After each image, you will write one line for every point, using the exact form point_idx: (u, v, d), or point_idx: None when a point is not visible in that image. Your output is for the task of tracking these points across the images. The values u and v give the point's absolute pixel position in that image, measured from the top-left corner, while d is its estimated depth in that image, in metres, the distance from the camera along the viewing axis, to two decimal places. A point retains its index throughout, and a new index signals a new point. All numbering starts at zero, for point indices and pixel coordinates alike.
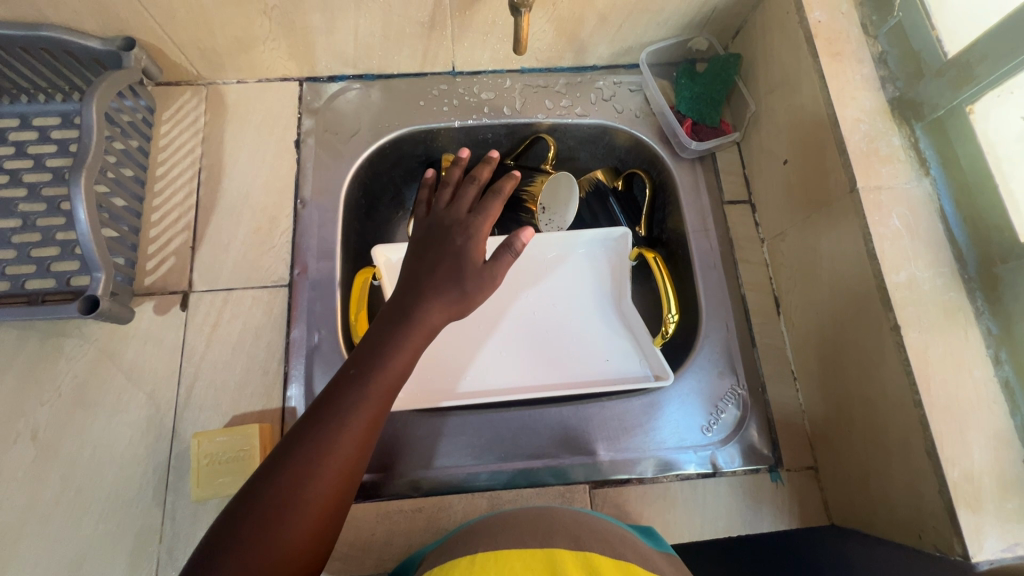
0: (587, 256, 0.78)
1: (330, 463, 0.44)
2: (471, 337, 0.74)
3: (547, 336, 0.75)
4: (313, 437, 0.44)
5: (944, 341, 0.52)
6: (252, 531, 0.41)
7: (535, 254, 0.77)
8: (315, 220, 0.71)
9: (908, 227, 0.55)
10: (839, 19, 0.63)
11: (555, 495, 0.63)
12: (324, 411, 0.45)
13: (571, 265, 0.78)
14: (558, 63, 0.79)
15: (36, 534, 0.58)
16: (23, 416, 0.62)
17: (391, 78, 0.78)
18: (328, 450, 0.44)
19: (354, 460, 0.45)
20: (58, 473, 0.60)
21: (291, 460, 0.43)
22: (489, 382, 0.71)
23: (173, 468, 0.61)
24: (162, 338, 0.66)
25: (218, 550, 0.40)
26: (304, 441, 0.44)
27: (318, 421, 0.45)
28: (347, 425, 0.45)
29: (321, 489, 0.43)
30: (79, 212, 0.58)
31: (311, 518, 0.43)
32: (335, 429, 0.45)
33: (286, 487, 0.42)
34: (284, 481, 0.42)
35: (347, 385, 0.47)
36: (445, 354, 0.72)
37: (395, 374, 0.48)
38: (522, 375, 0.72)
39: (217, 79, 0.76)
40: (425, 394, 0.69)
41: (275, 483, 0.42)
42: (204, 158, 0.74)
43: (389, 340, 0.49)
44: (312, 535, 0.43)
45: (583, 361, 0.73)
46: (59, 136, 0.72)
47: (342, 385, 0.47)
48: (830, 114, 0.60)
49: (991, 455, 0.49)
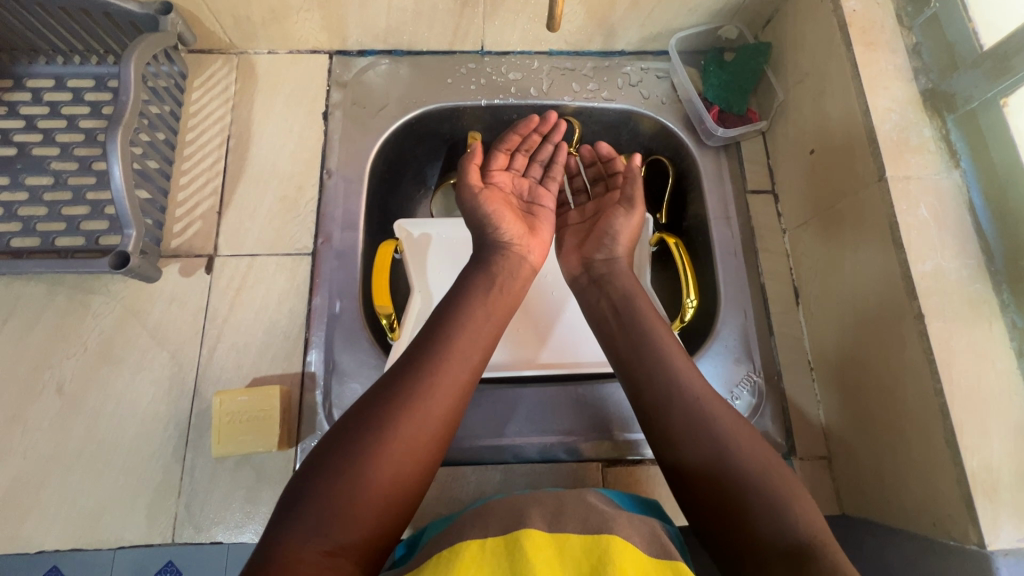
0: None
1: (407, 426, 0.47)
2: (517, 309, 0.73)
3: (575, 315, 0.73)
4: (390, 402, 0.47)
5: (968, 333, 0.52)
6: (334, 483, 0.43)
7: None
8: (340, 191, 0.72)
9: (936, 218, 0.55)
10: (874, 10, 0.63)
11: (567, 472, 0.64)
12: (401, 380, 0.49)
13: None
14: (587, 47, 0.79)
15: (59, 483, 0.60)
16: (50, 369, 0.63)
17: (420, 56, 0.78)
18: (406, 412, 0.47)
19: (430, 431, 0.48)
20: (81, 425, 0.62)
21: (372, 421, 0.46)
22: (533, 355, 0.71)
23: (194, 425, 0.62)
24: (186, 300, 0.67)
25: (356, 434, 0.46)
26: (425, 352, 0.51)
27: (395, 389, 0.48)
28: (443, 367, 0.50)
29: (399, 450, 0.46)
30: (115, 170, 0.59)
31: (387, 476, 0.45)
32: (412, 393, 0.48)
33: (404, 397, 0.48)
34: (365, 438, 0.45)
35: (421, 359, 0.51)
36: None
37: (473, 337, 0.54)
38: (537, 353, 0.71)
39: (249, 48, 0.77)
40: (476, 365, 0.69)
41: (368, 423, 0.46)
42: (233, 126, 0.74)
43: (458, 320, 0.54)
44: (388, 496, 0.45)
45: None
46: (93, 98, 0.73)
47: (416, 357, 0.51)
48: (861, 103, 0.60)
49: (1010, 448, 0.49)
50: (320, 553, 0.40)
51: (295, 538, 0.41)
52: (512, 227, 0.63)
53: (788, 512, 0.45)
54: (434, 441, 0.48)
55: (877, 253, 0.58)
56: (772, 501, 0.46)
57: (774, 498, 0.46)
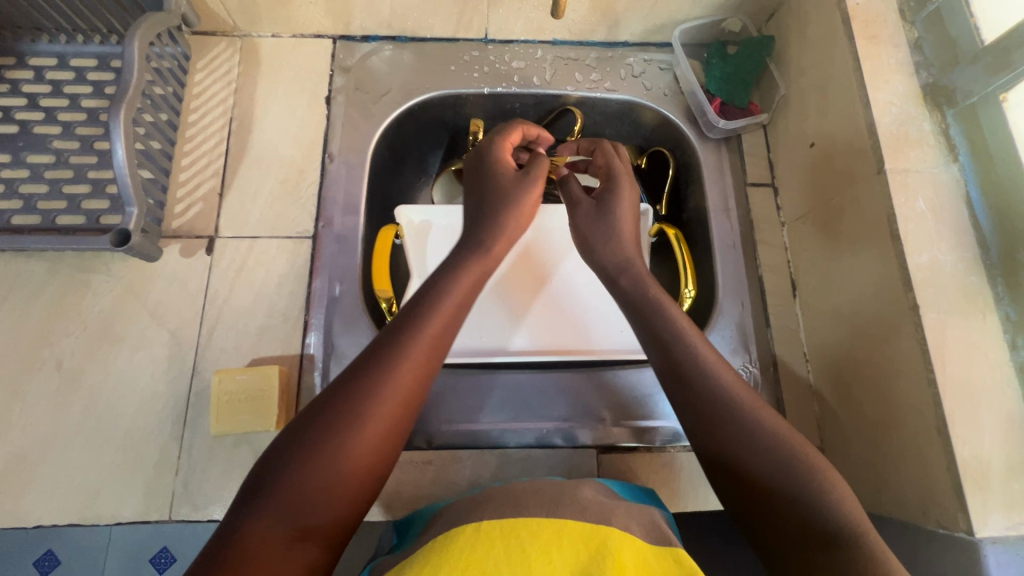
0: None
1: (387, 401, 0.42)
2: (511, 292, 0.74)
3: (571, 302, 0.74)
4: (369, 374, 0.42)
5: (963, 324, 0.52)
6: (304, 464, 0.39)
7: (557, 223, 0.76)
8: (342, 175, 0.72)
9: (933, 211, 0.56)
10: (877, 3, 0.63)
11: (563, 457, 0.64)
12: (384, 351, 0.43)
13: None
14: (591, 37, 0.80)
15: (57, 458, 0.60)
16: (49, 346, 0.63)
17: (423, 42, 0.78)
18: (388, 387, 0.42)
19: (409, 409, 0.43)
20: (79, 402, 0.62)
21: (348, 399, 0.41)
22: (523, 337, 0.72)
23: (192, 405, 0.63)
24: (187, 280, 0.67)
25: (328, 411, 0.41)
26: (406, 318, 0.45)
27: (375, 359, 0.43)
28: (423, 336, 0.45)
29: (378, 428, 0.41)
30: (118, 148, 0.59)
31: (365, 455, 0.40)
32: (391, 365, 0.43)
33: (383, 368, 0.42)
34: (339, 417, 0.40)
35: (405, 324, 0.45)
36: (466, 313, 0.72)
37: (458, 304, 0.48)
38: (537, 340, 0.73)
39: (252, 31, 0.77)
40: (473, 351, 0.70)
41: (343, 398, 0.41)
42: (236, 109, 0.75)
43: (443, 286, 0.48)
44: (365, 478, 0.40)
45: (596, 330, 0.73)
46: (95, 78, 0.73)
47: (400, 324, 0.45)
48: (862, 96, 0.60)
49: (1001, 438, 0.49)
50: (287, 536, 0.37)
51: (261, 522, 0.37)
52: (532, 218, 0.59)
53: (816, 499, 0.40)
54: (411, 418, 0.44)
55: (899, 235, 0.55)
56: (796, 486, 0.41)
57: (799, 478, 0.41)
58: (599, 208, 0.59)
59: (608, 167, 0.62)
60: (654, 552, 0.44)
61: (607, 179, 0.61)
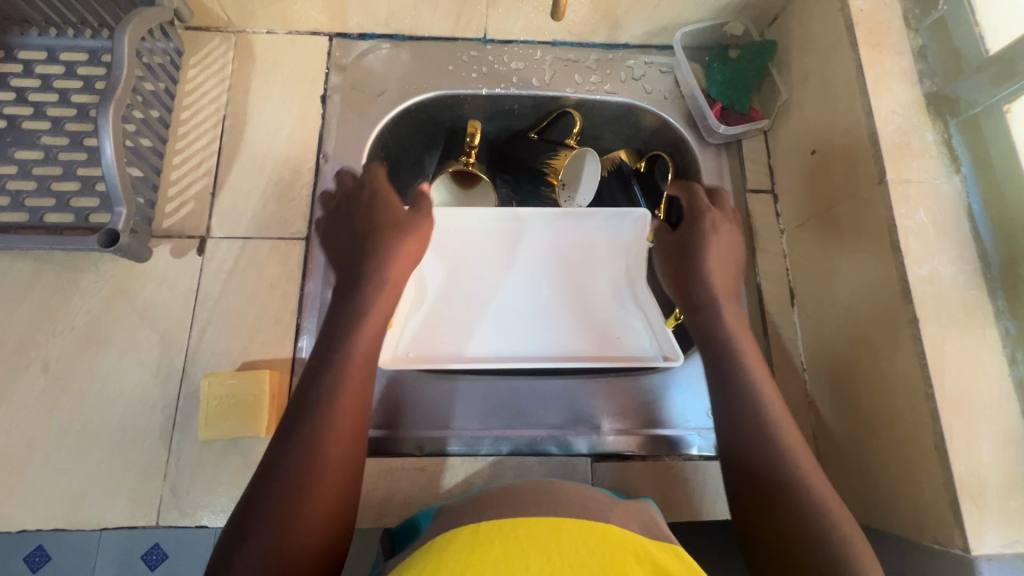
0: (605, 235, 0.76)
1: (326, 454, 0.46)
2: (503, 298, 0.74)
3: (564, 310, 0.74)
4: (301, 435, 0.46)
5: (961, 338, 0.52)
6: (260, 539, 0.42)
7: (551, 229, 0.76)
8: (336, 175, 0.71)
9: (934, 223, 0.55)
10: (881, 10, 0.62)
11: (557, 466, 0.63)
12: (304, 421, 0.47)
13: (591, 241, 0.76)
14: (591, 38, 0.79)
15: (43, 462, 0.59)
16: (35, 346, 0.62)
17: (421, 41, 0.77)
18: (322, 442, 0.46)
19: (343, 461, 0.47)
20: (66, 405, 0.61)
21: (281, 471, 0.45)
22: (486, 348, 0.71)
23: (182, 409, 0.62)
24: (177, 281, 0.66)
25: (267, 485, 0.44)
26: (315, 382, 0.49)
27: (297, 425, 0.47)
28: (337, 392, 0.49)
29: (325, 479, 0.45)
30: (106, 146, 0.58)
31: (314, 515, 0.44)
32: (315, 428, 0.46)
33: (309, 436, 0.46)
34: (282, 487, 0.44)
35: (319, 391, 0.49)
36: (446, 313, 0.72)
37: (362, 355, 0.52)
38: (527, 343, 0.72)
39: (246, 28, 0.75)
40: (436, 355, 0.69)
41: (280, 470, 0.44)
42: (229, 106, 0.73)
43: (344, 341, 0.52)
44: (321, 534, 0.43)
45: (592, 336, 0.72)
46: (86, 72, 0.72)
47: (314, 386, 0.49)
48: (864, 105, 0.60)
49: (998, 453, 0.49)
50: None
51: None
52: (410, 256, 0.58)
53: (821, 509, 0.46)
54: (348, 466, 0.47)
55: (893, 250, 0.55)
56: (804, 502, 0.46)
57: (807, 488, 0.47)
58: (683, 245, 0.63)
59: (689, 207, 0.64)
60: (650, 543, 0.43)
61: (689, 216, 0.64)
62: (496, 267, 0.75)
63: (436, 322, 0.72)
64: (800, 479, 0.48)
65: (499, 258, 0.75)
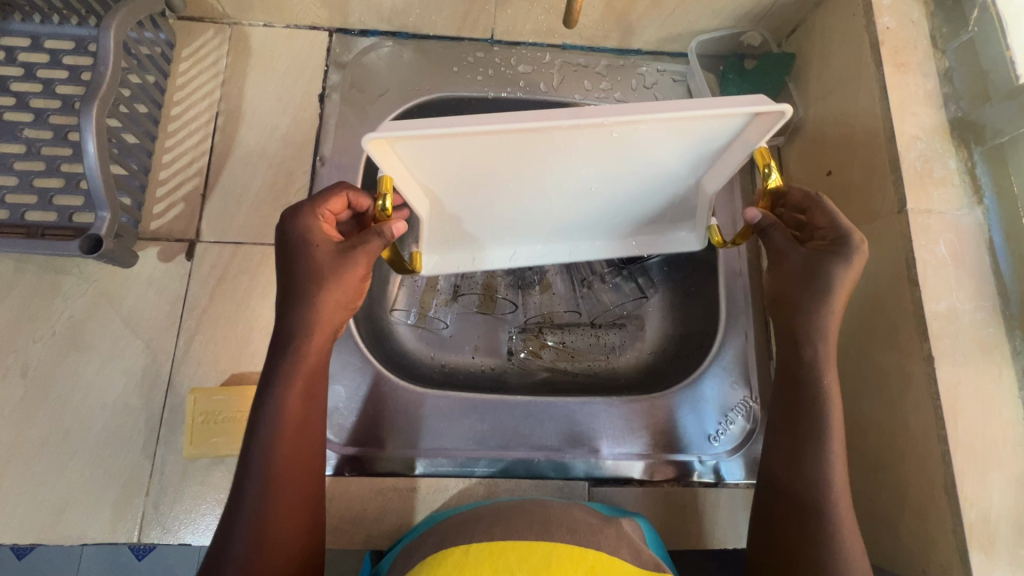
0: (683, 146, 0.49)
1: (274, 531, 0.45)
2: (532, 213, 0.59)
3: (605, 218, 0.61)
4: (246, 516, 0.44)
5: (978, 378, 0.50)
6: None
7: (607, 146, 0.48)
8: (333, 179, 0.68)
9: (954, 256, 0.53)
10: (909, 27, 0.59)
11: (553, 488, 0.62)
12: (248, 502, 0.45)
13: (665, 149, 0.49)
14: (602, 42, 0.75)
15: (20, 472, 0.57)
16: (15, 351, 0.59)
17: (425, 40, 0.74)
18: (267, 522, 0.45)
19: (294, 536, 0.46)
20: (45, 414, 0.58)
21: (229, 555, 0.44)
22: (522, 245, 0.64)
23: (166, 422, 0.59)
24: (164, 287, 0.63)
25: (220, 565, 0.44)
26: (251, 461, 0.46)
27: (240, 504, 0.45)
28: (275, 469, 0.46)
29: (277, 559, 0.44)
30: (89, 144, 0.55)
31: None
32: (259, 509, 0.45)
33: (253, 518, 0.44)
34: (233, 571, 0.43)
35: (253, 469, 0.45)
36: (506, 211, 0.58)
37: (297, 422, 0.47)
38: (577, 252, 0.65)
39: (242, 20, 0.72)
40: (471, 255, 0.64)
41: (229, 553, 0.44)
42: (222, 103, 0.70)
43: (273, 411, 0.46)
44: None
45: (633, 240, 0.65)
46: (71, 62, 0.68)
47: (250, 465, 0.46)
48: (886, 127, 0.57)
49: (1009, 499, 0.48)
50: None
51: None
52: (348, 296, 0.49)
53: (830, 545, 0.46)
54: (305, 536, 0.47)
55: (910, 285, 0.53)
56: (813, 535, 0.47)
57: (824, 526, 0.47)
58: (811, 270, 0.49)
59: (834, 225, 0.48)
60: None
61: (833, 240, 0.48)
62: (525, 180, 0.53)
63: (448, 225, 0.60)
64: (813, 515, 0.48)
65: (541, 176, 0.52)
